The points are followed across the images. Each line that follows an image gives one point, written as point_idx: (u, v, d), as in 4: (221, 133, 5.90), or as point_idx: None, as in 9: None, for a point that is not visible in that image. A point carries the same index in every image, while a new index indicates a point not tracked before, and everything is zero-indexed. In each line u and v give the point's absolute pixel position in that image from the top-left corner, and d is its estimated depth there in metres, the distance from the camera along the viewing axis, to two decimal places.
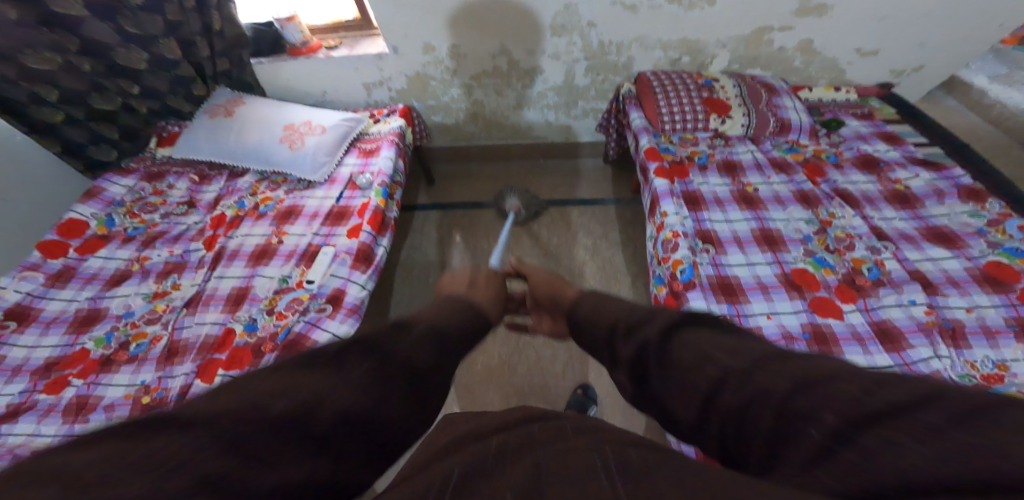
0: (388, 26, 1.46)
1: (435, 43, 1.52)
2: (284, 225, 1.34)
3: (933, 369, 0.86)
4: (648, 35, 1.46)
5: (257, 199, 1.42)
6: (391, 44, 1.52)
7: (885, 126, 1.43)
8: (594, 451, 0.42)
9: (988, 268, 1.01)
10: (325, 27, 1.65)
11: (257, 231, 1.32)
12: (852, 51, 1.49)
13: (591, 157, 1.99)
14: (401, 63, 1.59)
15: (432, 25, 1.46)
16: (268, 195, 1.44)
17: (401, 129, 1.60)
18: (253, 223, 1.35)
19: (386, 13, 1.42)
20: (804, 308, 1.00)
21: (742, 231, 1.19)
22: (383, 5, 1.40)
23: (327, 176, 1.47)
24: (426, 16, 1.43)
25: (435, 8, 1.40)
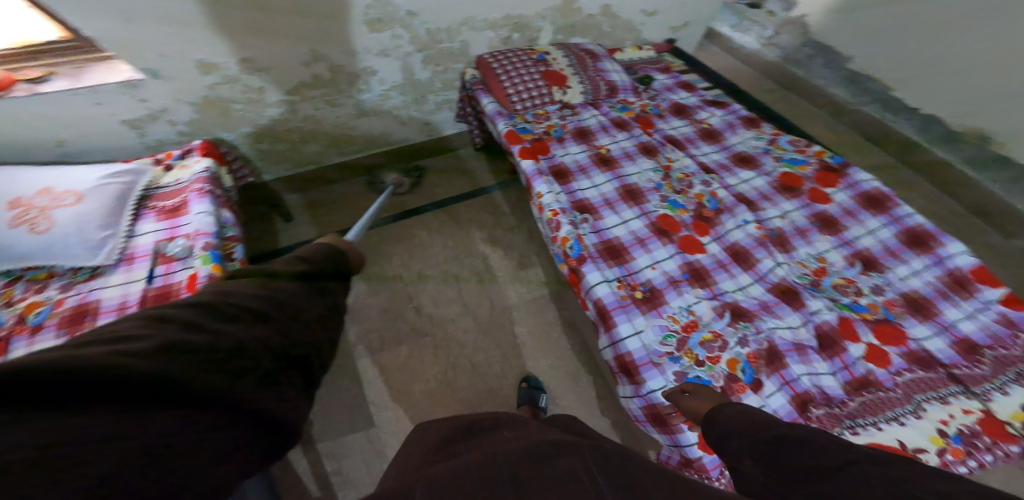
0: (120, 47, 1.08)
1: (216, 60, 1.19)
2: (81, 332, 0.96)
3: (779, 276, 1.11)
4: (474, 17, 1.42)
5: (20, 307, 1.00)
6: (144, 67, 1.14)
7: (682, 76, 1.73)
8: (576, 463, 0.51)
9: (781, 179, 1.33)
10: (10, 53, 1.07)
11: (41, 349, 0.93)
12: (641, 13, 1.73)
13: (466, 146, 1.92)
14: (171, 87, 1.21)
15: (204, 37, 1.13)
16: (33, 299, 1.01)
17: (208, 172, 1.24)
18: (28, 341, 0.94)
19: (119, 29, 1.05)
20: (676, 251, 1.17)
21: (609, 192, 1.31)
22: (106, 23, 1.03)
23: (119, 256, 1.07)
24: (186, 29, 1.10)
25: (200, 16, 1.08)
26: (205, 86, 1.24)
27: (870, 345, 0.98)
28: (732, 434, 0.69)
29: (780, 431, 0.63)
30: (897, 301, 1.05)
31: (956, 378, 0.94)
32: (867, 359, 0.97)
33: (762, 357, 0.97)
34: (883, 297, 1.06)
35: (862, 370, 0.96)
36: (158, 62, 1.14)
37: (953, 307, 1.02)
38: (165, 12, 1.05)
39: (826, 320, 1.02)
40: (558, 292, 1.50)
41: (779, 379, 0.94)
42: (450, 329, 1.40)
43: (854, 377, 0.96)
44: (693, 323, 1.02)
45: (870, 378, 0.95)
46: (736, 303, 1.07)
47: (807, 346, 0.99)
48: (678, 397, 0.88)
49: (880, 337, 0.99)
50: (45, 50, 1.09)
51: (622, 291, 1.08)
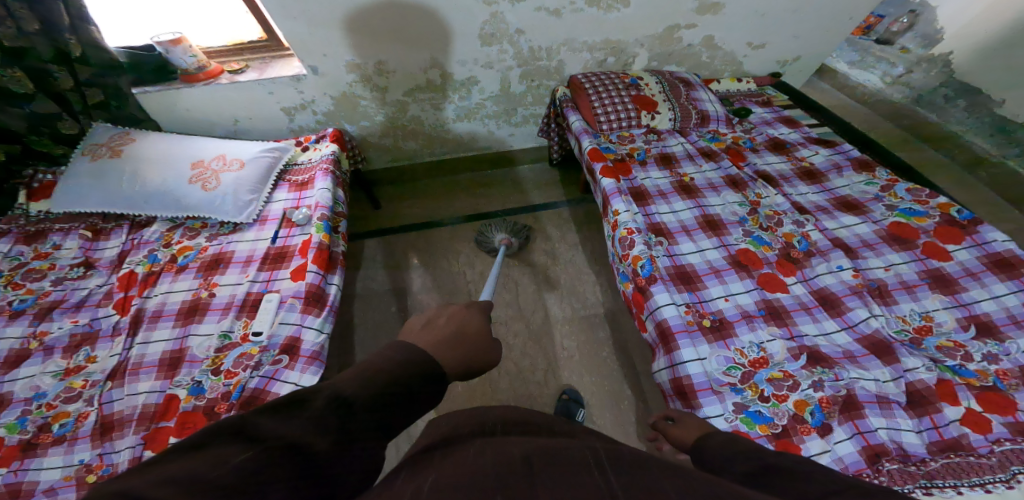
0: (302, 44, 1.33)
1: (359, 61, 1.42)
2: (212, 275, 1.19)
3: (873, 328, 0.98)
4: (575, 39, 1.51)
5: (174, 249, 1.25)
6: (310, 64, 1.39)
7: (783, 111, 1.64)
8: (583, 454, 0.52)
9: (891, 228, 1.18)
10: (224, 49, 1.44)
11: (180, 286, 1.17)
12: (746, 45, 1.68)
13: (540, 160, 2.01)
14: (323, 82, 1.46)
15: (351, 42, 1.36)
16: (186, 243, 1.27)
17: (334, 155, 1.46)
18: (173, 278, 1.19)
19: (293, 29, 1.29)
20: (754, 287, 1.10)
21: (687, 219, 1.27)
22: (294, 24, 1.28)
23: (255, 216, 1.31)
24: (337, 33, 1.33)
25: (353, 24, 1.31)
26: (345, 83, 1.48)
27: (970, 410, 0.83)
28: (720, 464, 0.66)
29: (764, 462, 0.61)
30: (1015, 372, 0.87)
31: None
32: (962, 422, 0.82)
33: (837, 403, 0.86)
34: (998, 367, 0.89)
35: (954, 432, 0.81)
36: (319, 60, 1.39)
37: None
38: (326, 19, 1.29)
39: (922, 380, 0.88)
40: (614, 313, 1.47)
41: (851, 428, 0.83)
42: (502, 329, 1.44)
43: (943, 438, 0.81)
44: (763, 360, 0.95)
45: (962, 442, 0.80)
46: (816, 348, 0.97)
47: (893, 401, 0.86)
48: (664, 426, 0.86)
49: (984, 403, 0.83)
50: (247, 47, 1.44)
51: (689, 316, 1.03)
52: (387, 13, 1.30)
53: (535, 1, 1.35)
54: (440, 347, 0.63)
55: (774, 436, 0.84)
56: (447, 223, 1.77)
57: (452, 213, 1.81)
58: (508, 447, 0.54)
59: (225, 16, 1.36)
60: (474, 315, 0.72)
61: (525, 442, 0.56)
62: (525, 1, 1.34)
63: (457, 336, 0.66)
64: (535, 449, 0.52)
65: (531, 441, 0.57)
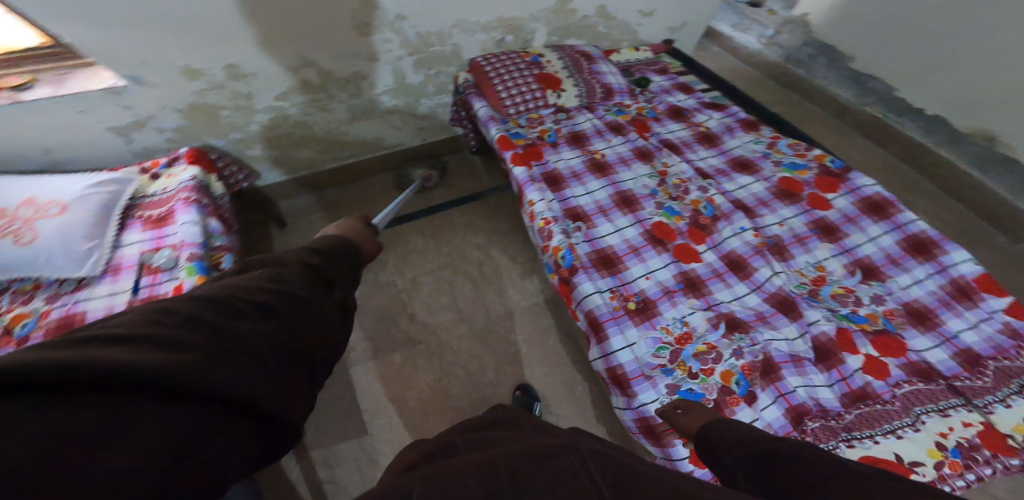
0: (101, 52, 1.08)
1: (197, 65, 1.18)
2: None
3: (776, 286, 1.08)
4: (465, 19, 1.40)
5: (6, 319, 0.96)
6: (126, 74, 1.13)
7: (679, 78, 1.69)
8: (576, 451, 0.48)
9: (780, 184, 1.29)
10: None
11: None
12: (637, 13, 1.69)
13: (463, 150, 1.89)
14: (155, 93, 1.20)
15: (189, 42, 1.13)
16: (19, 310, 0.98)
17: (195, 181, 1.22)
18: None
19: (92, 33, 1.04)
20: (671, 260, 1.14)
21: (603, 199, 1.27)
22: (94, 28, 1.03)
23: (104, 266, 1.05)
24: (163, 34, 1.09)
25: (182, 22, 1.08)
26: (190, 92, 1.23)
27: (868, 356, 0.95)
28: (725, 451, 0.68)
29: (772, 447, 0.62)
30: (898, 311, 1.01)
31: (956, 389, 0.90)
32: (864, 371, 0.93)
33: (757, 368, 0.93)
34: (883, 307, 1.02)
35: (859, 382, 0.92)
36: (138, 68, 1.13)
37: (956, 317, 0.99)
38: (141, 15, 1.04)
39: (825, 332, 0.99)
40: (554, 299, 1.46)
41: (773, 391, 0.91)
42: (444, 336, 1.37)
43: (852, 389, 0.92)
44: (687, 335, 0.99)
45: (868, 390, 0.91)
46: (731, 313, 1.04)
47: (804, 358, 0.96)
48: (671, 414, 0.84)
49: (879, 348, 0.96)
50: (24, 56, 1.10)
51: (614, 302, 1.05)
52: (226, 6, 1.09)
53: None
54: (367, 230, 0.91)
55: None
56: None
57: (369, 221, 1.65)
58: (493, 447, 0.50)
59: None
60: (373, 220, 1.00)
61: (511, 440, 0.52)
62: None
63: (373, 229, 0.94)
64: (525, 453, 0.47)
65: (521, 439, 0.52)
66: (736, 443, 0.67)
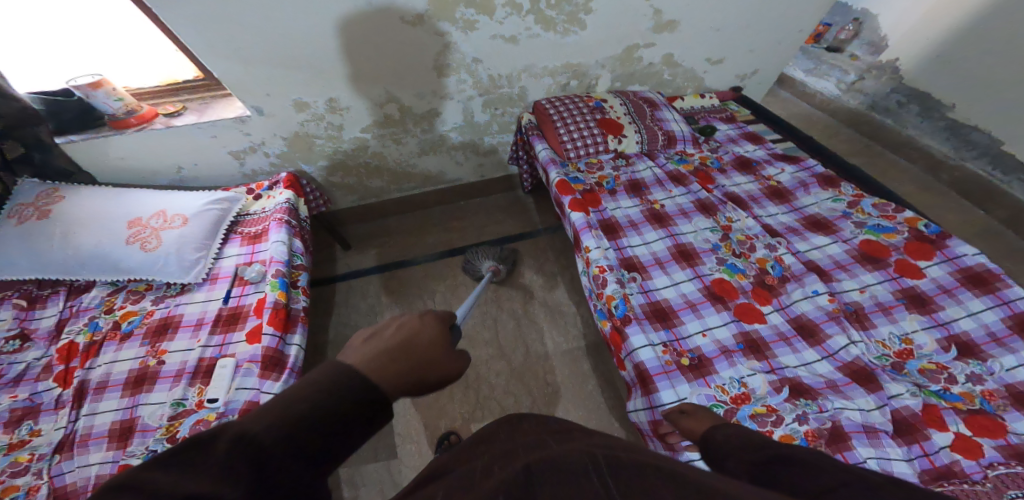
0: (238, 84, 1.26)
1: (308, 98, 1.35)
2: (161, 342, 1.08)
3: (852, 355, 0.99)
4: (534, 64, 1.48)
5: (117, 314, 1.14)
6: (254, 104, 1.32)
7: (747, 127, 1.66)
8: (586, 455, 0.51)
9: (862, 246, 1.21)
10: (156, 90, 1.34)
11: (126, 354, 1.06)
12: (705, 61, 1.69)
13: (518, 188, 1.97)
14: (271, 123, 1.39)
15: (299, 80, 1.29)
16: (129, 307, 1.15)
17: (289, 204, 1.39)
18: (119, 345, 1.08)
19: (225, 69, 1.22)
20: (731, 318, 1.11)
21: (660, 251, 1.27)
22: (228, 64, 1.21)
23: (205, 275, 1.21)
24: (276, 72, 1.26)
25: (297, 62, 1.25)
26: (297, 122, 1.41)
27: (959, 435, 0.84)
28: (727, 456, 0.69)
29: (779, 451, 0.63)
30: (1001, 392, 0.89)
31: None
32: (953, 449, 0.83)
33: (823, 435, 0.87)
34: (982, 386, 0.91)
35: (946, 459, 0.82)
36: (263, 100, 1.32)
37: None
38: (266, 57, 1.22)
39: (908, 407, 0.90)
40: (596, 345, 1.44)
41: (842, 460, 0.83)
42: (482, 370, 1.39)
43: (935, 466, 0.82)
44: (745, 396, 0.95)
45: (954, 468, 0.81)
46: (797, 379, 0.97)
47: (880, 430, 0.87)
48: (675, 417, 0.89)
49: (972, 427, 0.85)
50: (182, 87, 1.34)
51: (667, 356, 1.04)
52: (332, 48, 1.24)
53: (489, 29, 1.33)
54: (380, 365, 0.54)
55: None
56: (420, 261, 1.70)
57: (425, 250, 1.74)
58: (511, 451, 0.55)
59: (158, 49, 1.26)
60: (429, 326, 0.63)
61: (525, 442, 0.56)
62: (480, 29, 1.32)
63: (407, 349, 0.58)
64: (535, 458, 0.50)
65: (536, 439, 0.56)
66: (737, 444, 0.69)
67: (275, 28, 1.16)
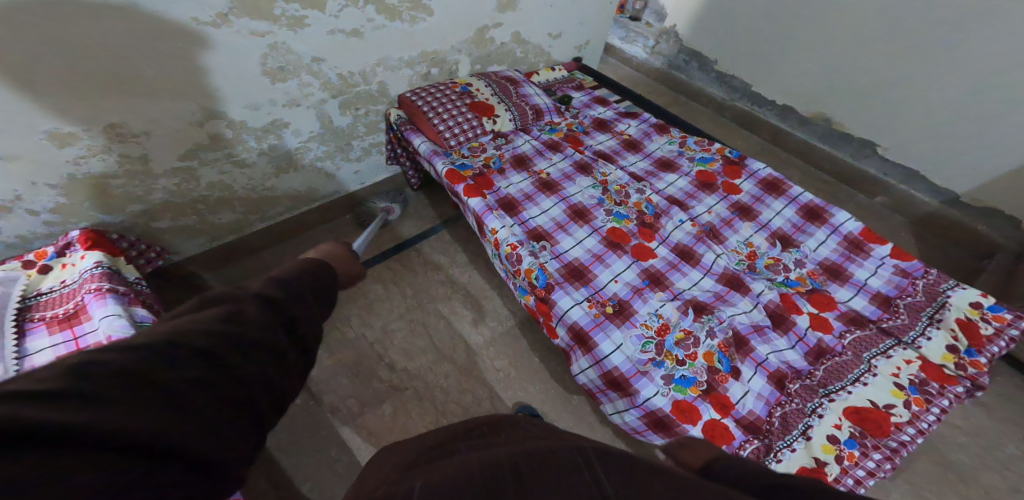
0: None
1: (63, 128, 1.00)
2: None
3: (722, 266, 1.28)
4: (387, 57, 1.39)
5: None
6: None
7: (595, 92, 1.89)
8: (573, 453, 0.50)
9: (700, 177, 1.54)
10: None
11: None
12: (548, 36, 1.83)
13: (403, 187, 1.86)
14: (17, 167, 1.00)
15: (63, 104, 0.97)
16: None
17: (102, 267, 1.04)
18: None
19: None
20: (632, 261, 1.29)
21: (558, 216, 1.38)
22: None
23: (14, 380, 0.86)
24: (19, 99, 0.91)
25: (46, 81, 0.92)
26: (62, 164, 1.04)
27: (812, 314, 1.17)
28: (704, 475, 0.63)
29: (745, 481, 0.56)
30: (819, 270, 1.27)
31: (886, 330, 1.14)
32: (814, 328, 1.15)
33: (732, 345, 1.11)
34: (806, 269, 1.27)
35: (815, 340, 1.13)
36: None
37: (860, 267, 1.27)
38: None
39: (771, 299, 1.20)
40: (527, 319, 1.51)
41: (752, 363, 1.09)
42: (429, 377, 1.34)
43: (811, 347, 1.12)
44: (665, 326, 1.14)
45: (823, 345, 1.12)
46: (695, 298, 1.21)
47: (764, 326, 1.15)
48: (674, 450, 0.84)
49: (816, 305, 1.19)
50: None
51: (594, 310, 1.17)
52: (101, 59, 0.95)
53: (324, 25, 1.18)
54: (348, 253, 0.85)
55: (705, 393, 1.03)
56: None
57: None
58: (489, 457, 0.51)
59: None
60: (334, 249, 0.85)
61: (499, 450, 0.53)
62: (313, 25, 1.16)
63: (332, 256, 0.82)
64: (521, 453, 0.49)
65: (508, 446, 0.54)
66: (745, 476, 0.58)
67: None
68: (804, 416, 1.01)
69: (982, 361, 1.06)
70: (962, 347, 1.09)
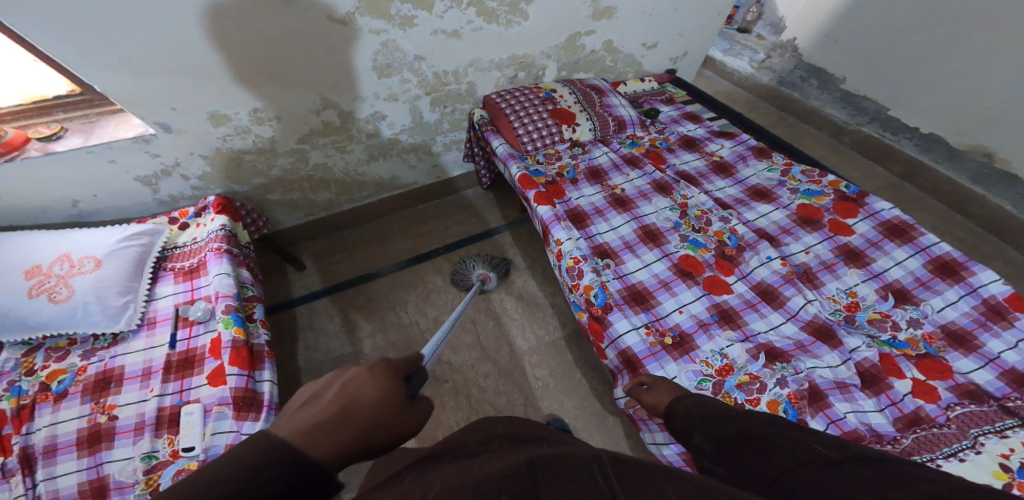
0: (130, 101, 1.08)
1: (225, 110, 1.19)
2: (105, 397, 0.94)
3: (811, 313, 1.12)
4: (480, 58, 1.44)
5: (42, 375, 0.97)
6: (156, 121, 1.14)
7: (686, 107, 1.78)
8: (590, 459, 0.48)
9: (799, 211, 1.36)
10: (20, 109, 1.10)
11: (67, 414, 0.91)
12: (642, 45, 1.76)
13: (476, 186, 1.93)
14: (182, 140, 1.21)
15: (218, 90, 1.15)
16: (55, 366, 0.98)
17: (225, 230, 1.23)
18: (56, 406, 0.93)
19: (124, 81, 1.04)
20: (702, 293, 1.18)
21: (628, 234, 1.32)
22: (115, 76, 1.02)
23: (139, 320, 1.05)
24: (188, 82, 1.10)
25: (212, 68, 1.10)
26: (213, 140, 1.24)
27: (915, 380, 0.97)
28: (691, 427, 0.65)
29: (741, 427, 0.59)
30: (937, 334, 1.05)
31: (1009, 409, 0.90)
32: (914, 395, 0.95)
33: (804, 396, 0.96)
34: (922, 331, 1.06)
35: (911, 406, 0.94)
36: (168, 115, 1.14)
37: (995, 338, 1.02)
38: (173, 65, 1.06)
39: (867, 358, 1.02)
40: (578, 333, 1.47)
41: (824, 418, 0.93)
42: (470, 374, 1.36)
43: (904, 413, 0.94)
44: (728, 367, 1.02)
45: (921, 414, 0.93)
46: (770, 344, 1.07)
47: (850, 385, 0.98)
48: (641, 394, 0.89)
49: (924, 372, 0.98)
50: (54, 105, 1.11)
51: (651, 338, 1.09)
52: (250, 52, 1.11)
53: (430, 25, 1.26)
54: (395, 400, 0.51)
55: None
56: (387, 272, 1.61)
57: (389, 261, 1.65)
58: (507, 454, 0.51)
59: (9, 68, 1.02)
60: (380, 390, 0.50)
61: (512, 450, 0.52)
62: (420, 25, 1.25)
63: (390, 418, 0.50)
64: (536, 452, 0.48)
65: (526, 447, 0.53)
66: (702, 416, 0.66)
67: (183, 29, 1.01)
68: None
69: None
70: None
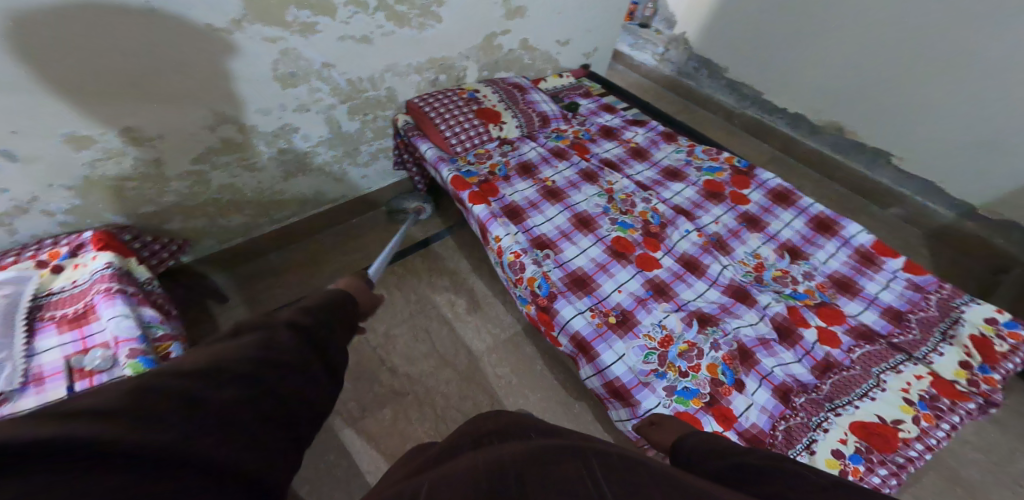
0: None
1: (89, 132, 1.03)
2: None
3: (728, 277, 1.27)
4: (396, 63, 1.40)
5: None
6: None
7: (602, 99, 1.89)
8: (579, 459, 0.49)
9: (706, 186, 1.52)
10: None
11: None
12: (556, 43, 1.83)
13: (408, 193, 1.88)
14: (37, 170, 1.03)
15: (77, 110, 0.99)
16: None
17: (113, 268, 1.06)
18: None
19: None
20: (636, 271, 1.28)
21: (563, 224, 1.37)
22: None
23: (22, 378, 0.88)
24: (35, 102, 0.93)
25: (70, 84, 0.95)
26: (81, 167, 1.07)
27: (819, 327, 1.15)
28: (698, 462, 0.70)
29: (742, 461, 0.63)
30: (827, 284, 1.24)
31: (897, 346, 1.11)
32: (822, 342, 1.12)
33: (736, 357, 1.09)
34: (815, 282, 1.25)
35: (822, 353, 1.11)
36: (13, 141, 0.96)
37: (871, 281, 1.24)
38: (15, 82, 0.89)
39: (778, 312, 1.18)
40: (529, 327, 1.51)
41: (756, 375, 1.06)
42: (429, 383, 1.34)
43: (818, 360, 1.10)
44: (668, 337, 1.13)
45: (831, 359, 1.10)
46: (699, 310, 1.19)
47: (770, 339, 1.13)
48: (648, 431, 0.95)
49: (825, 318, 1.17)
50: None
51: (596, 319, 1.16)
52: (116, 65, 0.97)
53: (335, 31, 1.20)
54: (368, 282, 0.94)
55: (707, 405, 1.01)
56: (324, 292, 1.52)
57: (324, 280, 1.56)
58: (491, 460, 0.50)
59: None
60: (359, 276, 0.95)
61: (489, 454, 0.51)
62: (323, 31, 1.18)
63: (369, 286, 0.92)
64: (522, 459, 0.48)
65: (506, 447, 0.53)
66: (710, 452, 0.71)
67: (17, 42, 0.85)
68: (809, 430, 0.99)
69: (995, 378, 1.03)
70: (974, 364, 1.05)
